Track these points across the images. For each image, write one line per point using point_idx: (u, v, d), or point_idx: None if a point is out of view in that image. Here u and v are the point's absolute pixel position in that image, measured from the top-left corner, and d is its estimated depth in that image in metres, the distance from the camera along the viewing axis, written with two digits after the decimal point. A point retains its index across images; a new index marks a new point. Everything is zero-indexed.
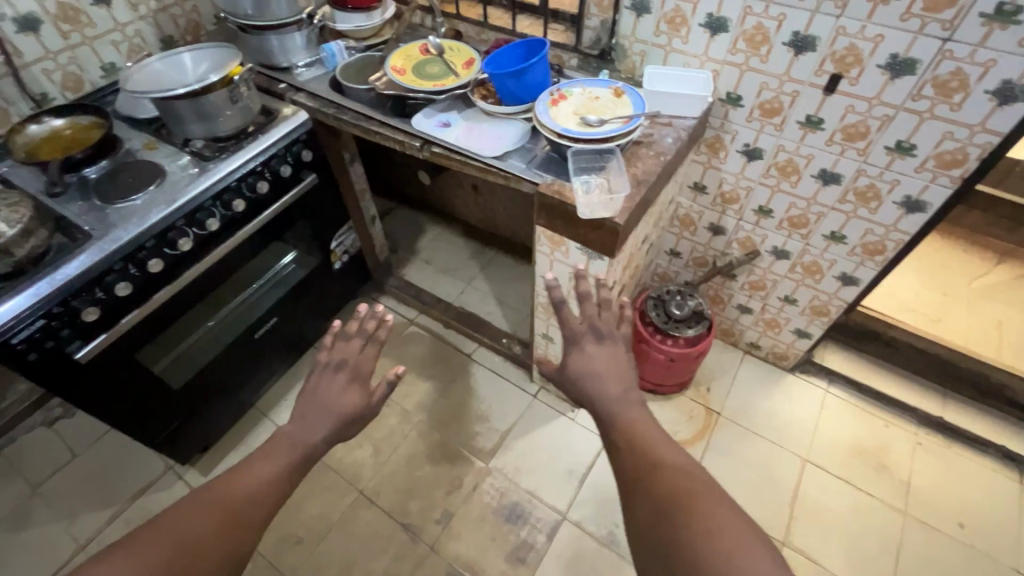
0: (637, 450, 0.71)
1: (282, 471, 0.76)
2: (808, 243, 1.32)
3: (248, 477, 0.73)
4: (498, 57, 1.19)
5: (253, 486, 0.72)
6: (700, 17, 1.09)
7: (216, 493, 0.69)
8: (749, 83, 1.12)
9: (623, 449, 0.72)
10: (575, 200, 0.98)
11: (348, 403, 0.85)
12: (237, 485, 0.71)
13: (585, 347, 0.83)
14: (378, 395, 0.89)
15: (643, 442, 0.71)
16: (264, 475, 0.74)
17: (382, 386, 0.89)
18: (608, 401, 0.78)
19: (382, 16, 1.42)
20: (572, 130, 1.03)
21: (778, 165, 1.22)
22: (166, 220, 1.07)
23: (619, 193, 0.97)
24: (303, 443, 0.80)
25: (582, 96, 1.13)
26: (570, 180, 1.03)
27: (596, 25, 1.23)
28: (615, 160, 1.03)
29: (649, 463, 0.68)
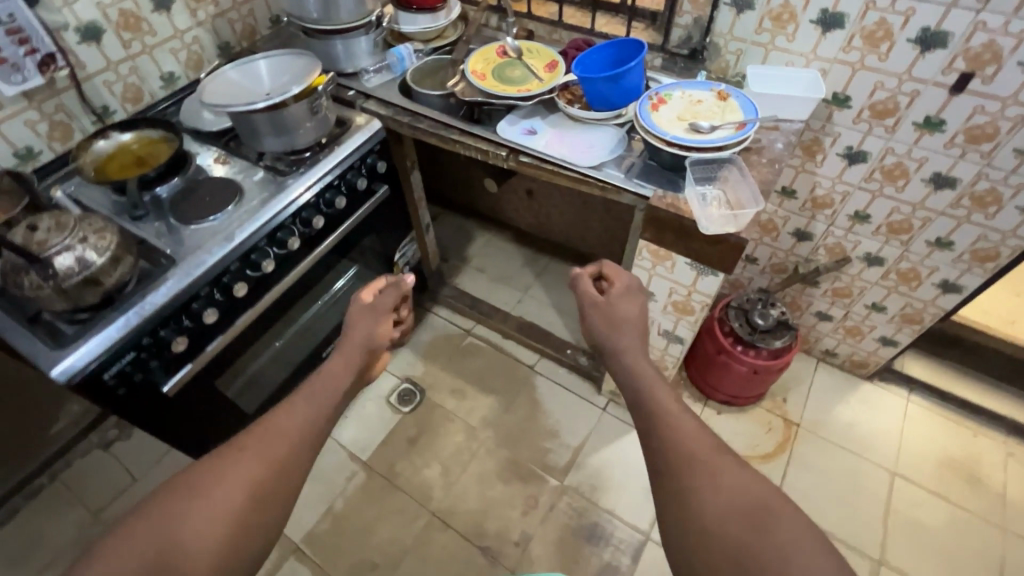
0: (687, 456, 0.64)
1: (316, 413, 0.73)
2: (907, 250, 1.25)
3: (285, 426, 0.70)
4: (587, 59, 1.13)
5: (289, 431, 0.69)
6: (813, 13, 1.01)
7: (254, 448, 0.66)
8: (861, 82, 1.05)
9: (669, 456, 0.65)
10: (693, 213, 0.92)
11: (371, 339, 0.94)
12: (273, 436, 0.68)
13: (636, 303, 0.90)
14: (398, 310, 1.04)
15: (701, 439, 0.65)
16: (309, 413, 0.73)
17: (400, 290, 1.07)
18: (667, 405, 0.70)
19: (448, 18, 1.35)
20: (683, 138, 0.97)
21: (884, 168, 1.15)
22: (249, 240, 1.01)
23: (746, 211, 0.90)
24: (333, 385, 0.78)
25: (682, 100, 1.06)
26: (683, 191, 0.96)
27: (688, 23, 1.16)
28: (730, 174, 0.97)
29: (702, 467, 0.62)
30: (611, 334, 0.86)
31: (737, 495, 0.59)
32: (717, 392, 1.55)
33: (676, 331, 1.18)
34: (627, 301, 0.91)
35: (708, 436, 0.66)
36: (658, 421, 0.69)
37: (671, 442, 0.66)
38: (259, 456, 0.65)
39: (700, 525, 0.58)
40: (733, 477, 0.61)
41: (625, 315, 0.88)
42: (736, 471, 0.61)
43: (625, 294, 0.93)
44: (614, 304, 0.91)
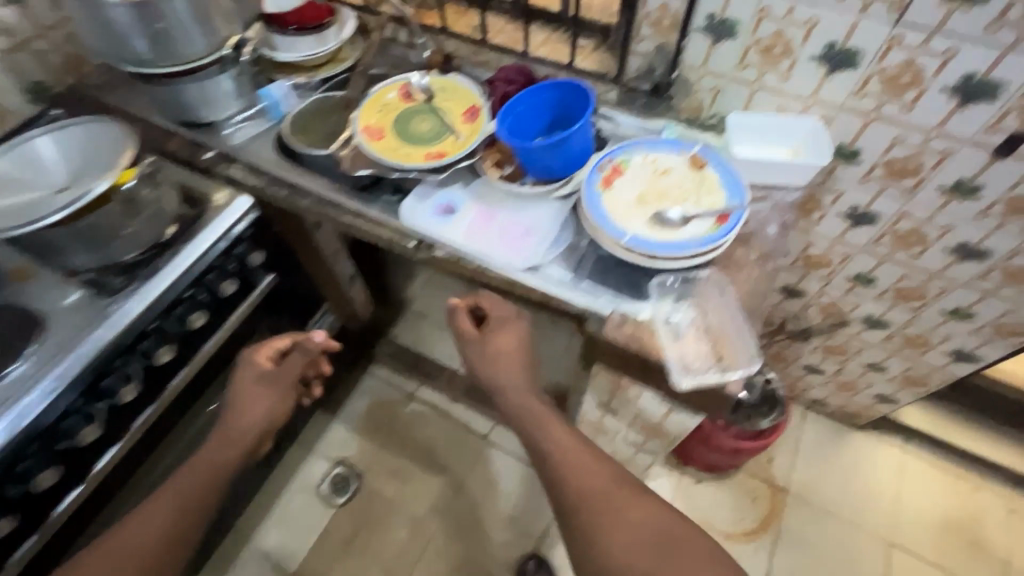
0: (588, 500, 0.66)
1: (198, 489, 0.74)
2: (917, 316, 1.04)
3: (164, 508, 0.71)
4: (518, 107, 0.84)
5: (166, 513, 0.70)
6: (816, 47, 0.74)
7: (129, 537, 0.68)
8: (875, 136, 0.80)
9: (569, 496, 0.67)
10: (667, 362, 0.68)
11: (269, 411, 0.84)
12: (151, 522, 0.69)
13: (513, 336, 0.78)
14: (280, 379, 0.86)
15: (595, 476, 0.68)
16: (188, 492, 0.73)
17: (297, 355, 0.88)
18: (561, 450, 0.71)
19: (339, 37, 1.03)
20: (646, 241, 0.71)
21: (896, 233, 0.92)
22: (51, 407, 0.72)
23: (733, 370, 0.67)
24: (216, 460, 0.78)
25: (644, 168, 0.79)
26: (651, 318, 0.71)
27: (648, 50, 0.87)
28: (711, 294, 0.72)
29: (603, 510, 0.65)
30: (492, 374, 0.77)
31: (635, 529, 0.64)
32: (694, 461, 1.35)
33: (647, 444, 0.96)
34: (503, 336, 0.77)
35: (604, 473, 0.69)
36: (558, 468, 0.70)
37: (569, 483, 0.68)
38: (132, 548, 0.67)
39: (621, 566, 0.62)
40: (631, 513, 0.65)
41: (499, 353, 0.78)
42: (629, 505, 0.66)
43: (501, 324, 0.79)
44: (491, 341, 0.78)
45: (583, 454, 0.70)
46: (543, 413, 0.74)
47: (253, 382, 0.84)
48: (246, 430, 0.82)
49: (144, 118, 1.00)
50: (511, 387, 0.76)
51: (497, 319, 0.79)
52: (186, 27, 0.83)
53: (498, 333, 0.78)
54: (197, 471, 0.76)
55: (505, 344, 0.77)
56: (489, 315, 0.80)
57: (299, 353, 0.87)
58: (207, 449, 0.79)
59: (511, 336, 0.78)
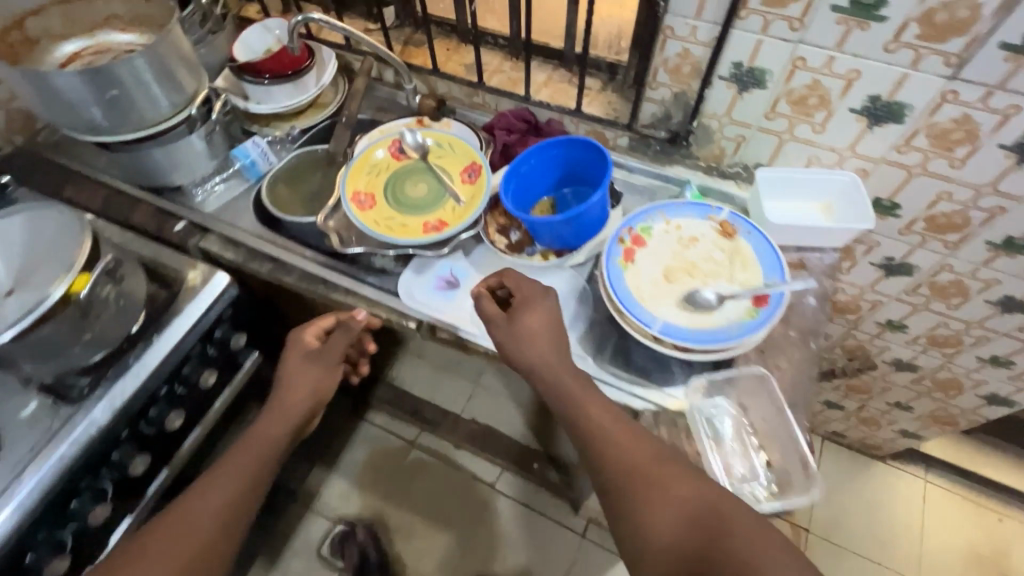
0: (629, 475, 0.57)
1: (257, 469, 0.69)
2: (950, 362, 0.98)
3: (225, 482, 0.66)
4: (522, 170, 0.76)
5: (224, 493, 0.65)
6: (856, 100, 0.67)
7: (185, 517, 0.62)
8: (918, 190, 0.73)
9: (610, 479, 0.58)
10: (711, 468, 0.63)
11: (318, 384, 0.77)
12: (212, 497, 0.64)
13: (546, 315, 0.67)
14: (328, 352, 0.78)
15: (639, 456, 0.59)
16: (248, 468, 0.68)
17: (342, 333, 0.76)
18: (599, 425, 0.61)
19: (320, 82, 0.94)
20: (679, 330, 0.63)
21: (934, 284, 0.85)
22: (11, 546, 0.63)
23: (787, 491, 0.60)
24: (272, 436, 0.72)
25: (667, 237, 0.71)
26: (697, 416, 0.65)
27: (665, 97, 0.79)
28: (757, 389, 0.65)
29: (646, 487, 0.57)
30: (525, 351, 0.65)
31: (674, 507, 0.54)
32: None
33: None
34: (535, 317, 0.66)
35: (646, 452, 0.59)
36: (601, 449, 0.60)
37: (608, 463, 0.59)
38: (187, 529, 0.61)
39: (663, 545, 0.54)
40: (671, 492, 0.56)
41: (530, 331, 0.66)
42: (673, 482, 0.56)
43: (531, 302, 0.67)
44: (521, 323, 0.66)
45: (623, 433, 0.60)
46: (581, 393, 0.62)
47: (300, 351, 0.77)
48: (302, 405, 0.75)
49: (102, 183, 0.89)
50: (547, 362, 0.64)
51: (525, 299, 0.68)
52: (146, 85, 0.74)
53: (528, 312, 0.66)
54: (257, 444, 0.71)
55: (540, 325, 0.66)
56: (518, 295, 0.69)
57: (343, 333, 0.76)
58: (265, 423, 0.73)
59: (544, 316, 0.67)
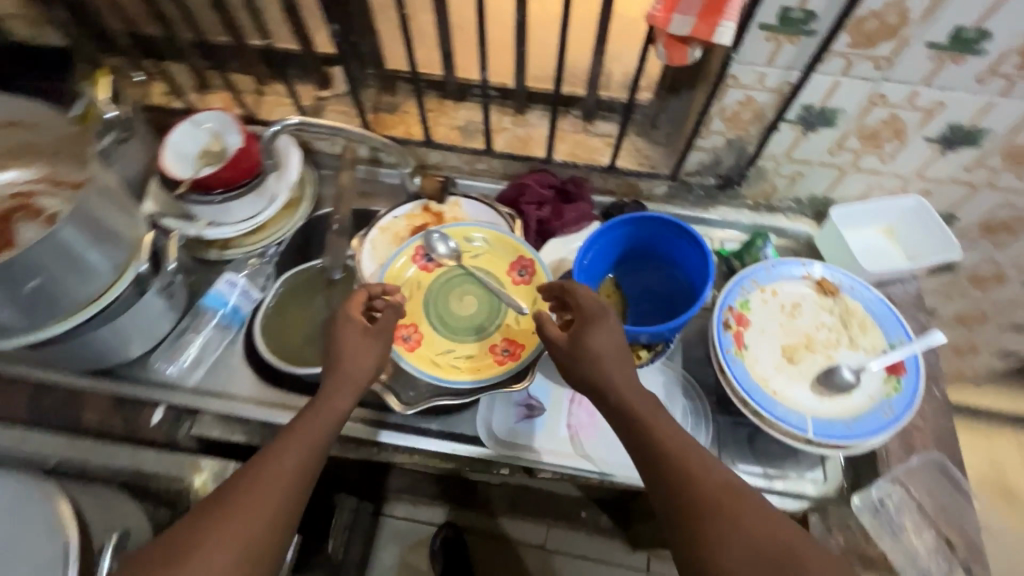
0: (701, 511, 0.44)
1: (314, 461, 0.50)
2: (973, 334, 1.02)
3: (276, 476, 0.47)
4: (589, 260, 0.66)
5: (275, 494, 0.46)
6: (935, 129, 0.62)
7: (223, 525, 0.44)
8: (980, 202, 0.71)
9: (675, 517, 0.45)
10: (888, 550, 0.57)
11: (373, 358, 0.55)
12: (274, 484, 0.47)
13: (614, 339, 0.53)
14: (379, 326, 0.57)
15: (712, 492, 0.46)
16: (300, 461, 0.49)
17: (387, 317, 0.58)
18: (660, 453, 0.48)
19: (287, 181, 0.74)
20: (832, 426, 0.57)
21: (975, 276, 0.86)
22: None
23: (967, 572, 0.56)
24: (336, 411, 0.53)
25: (767, 305, 0.64)
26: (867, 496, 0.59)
27: (716, 144, 0.71)
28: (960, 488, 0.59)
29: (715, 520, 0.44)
30: (591, 369, 0.52)
31: (761, 546, 0.42)
32: None
33: None
34: (600, 338, 0.53)
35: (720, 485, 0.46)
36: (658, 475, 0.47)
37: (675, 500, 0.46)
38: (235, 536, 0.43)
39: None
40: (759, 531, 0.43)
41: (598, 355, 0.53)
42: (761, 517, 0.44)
43: (597, 321, 0.54)
44: (586, 343, 0.53)
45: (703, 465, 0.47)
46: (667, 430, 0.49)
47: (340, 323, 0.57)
48: (367, 376, 0.55)
49: (26, 376, 0.66)
50: (622, 388, 0.51)
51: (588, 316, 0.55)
52: (68, 246, 0.52)
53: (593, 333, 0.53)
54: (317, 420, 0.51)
55: (608, 346, 0.53)
56: (580, 312, 0.56)
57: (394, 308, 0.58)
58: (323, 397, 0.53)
59: (616, 336, 0.54)
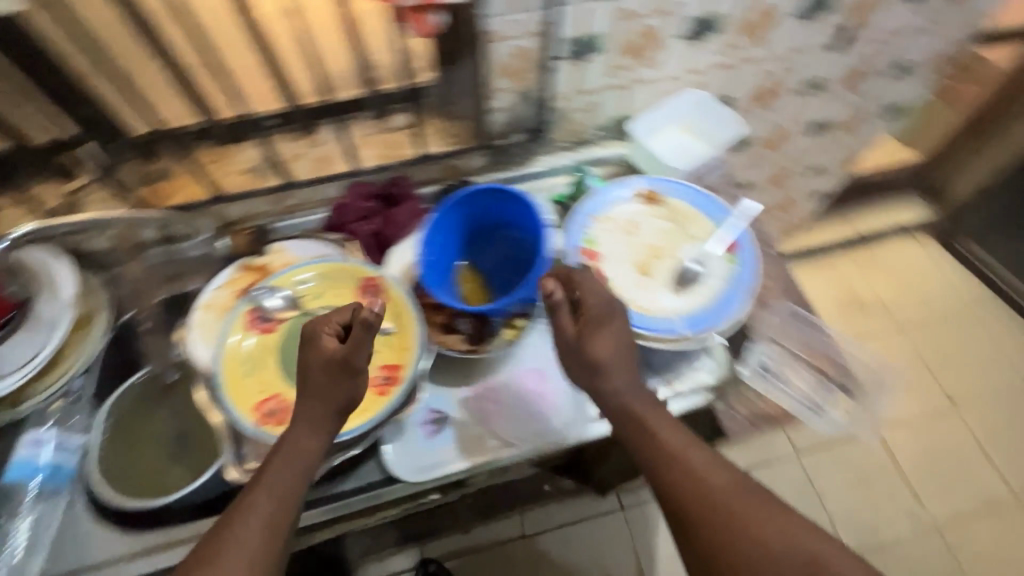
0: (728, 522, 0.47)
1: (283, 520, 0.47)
2: (787, 188, 1.15)
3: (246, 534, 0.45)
4: (432, 254, 0.64)
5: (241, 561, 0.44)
6: (682, 26, 0.68)
7: None
8: (743, 77, 0.79)
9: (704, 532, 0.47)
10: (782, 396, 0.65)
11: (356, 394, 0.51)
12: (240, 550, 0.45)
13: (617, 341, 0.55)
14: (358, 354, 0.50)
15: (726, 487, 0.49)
16: (272, 513, 0.46)
17: (357, 333, 0.50)
18: (678, 446, 0.51)
19: (62, 300, 0.61)
20: (699, 317, 0.61)
21: (767, 140, 0.96)
22: None
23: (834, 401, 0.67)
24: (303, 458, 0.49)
25: (611, 233, 0.67)
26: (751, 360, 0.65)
27: (510, 101, 0.71)
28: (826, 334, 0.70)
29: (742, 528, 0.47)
30: (596, 374, 0.54)
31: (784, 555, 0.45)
32: None
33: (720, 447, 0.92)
34: (603, 347, 0.54)
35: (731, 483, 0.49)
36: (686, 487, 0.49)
37: (703, 504, 0.48)
38: None
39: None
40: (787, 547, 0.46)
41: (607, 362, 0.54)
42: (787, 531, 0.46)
43: (604, 324, 0.55)
44: (590, 349, 0.54)
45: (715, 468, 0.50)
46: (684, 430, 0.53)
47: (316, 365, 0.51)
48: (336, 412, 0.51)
49: None
50: (627, 395, 0.54)
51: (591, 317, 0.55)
52: None
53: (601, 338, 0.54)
54: (290, 464, 0.49)
55: (609, 353, 0.54)
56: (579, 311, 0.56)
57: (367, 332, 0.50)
58: (287, 440, 0.49)
59: (618, 341, 0.55)
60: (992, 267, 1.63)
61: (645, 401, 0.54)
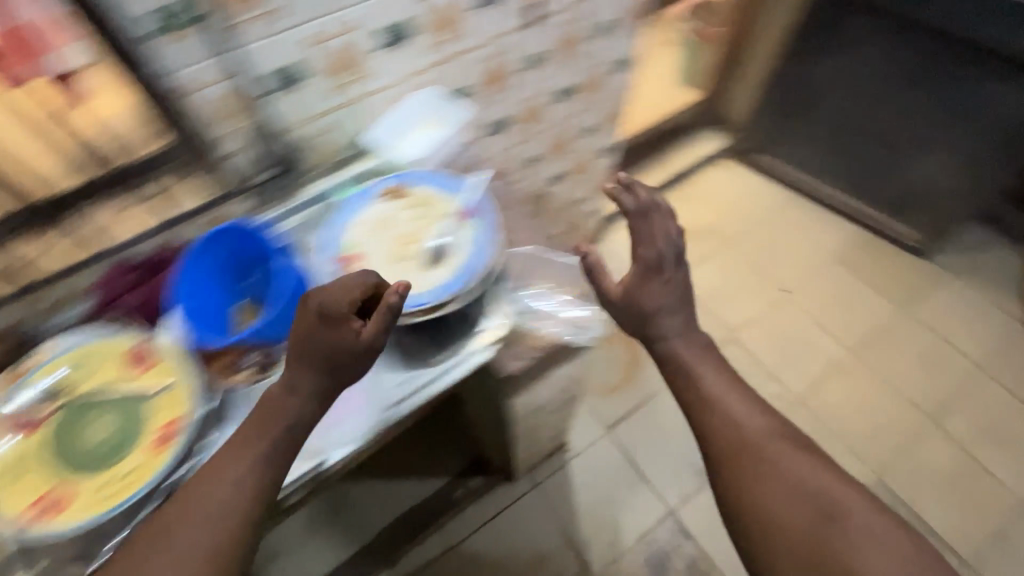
0: (742, 454, 0.62)
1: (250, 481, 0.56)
2: (572, 151, 1.27)
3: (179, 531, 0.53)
4: (191, 304, 0.66)
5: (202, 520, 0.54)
6: (375, 38, 0.74)
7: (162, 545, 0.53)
8: (464, 67, 0.88)
9: (725, 458, 0.63)
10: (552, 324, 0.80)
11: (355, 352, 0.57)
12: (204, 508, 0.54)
13: (665, 296, 0.66)
14: (379, 328, 0.56)
15: (743, 433, 0.63)
16: (205, 516, 0.54)
17: (376, 319, 0.56)
18: (711, 395, 0.65)
19: None
20: (456, 278, 0.66)
21: (524, 114, 1.07)
22: None
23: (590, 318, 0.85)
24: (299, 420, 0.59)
25: (367, 234, 0.72)
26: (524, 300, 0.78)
27: (242, 141, 0.74)
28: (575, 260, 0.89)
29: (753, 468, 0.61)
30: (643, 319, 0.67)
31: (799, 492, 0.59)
32: None
33: None
34: (649, 294, 0.66)
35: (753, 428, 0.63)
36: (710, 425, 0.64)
37: (723, 435, 0.63)
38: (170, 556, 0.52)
39: (762, 511, 0.60)
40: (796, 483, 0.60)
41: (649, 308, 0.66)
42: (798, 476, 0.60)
43: (648, 277, 0.66)
44: (637, 300, 0.66)
45: (748, 414, 0.64)
46: (715, 375, 0.66)
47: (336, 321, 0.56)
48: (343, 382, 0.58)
49: None
50: (670, 342, 0.67)
51: (649, 264, 0.66)
52: None
53: (645, 289, 0.66)
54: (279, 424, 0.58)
55: (656, 301, 0.66)
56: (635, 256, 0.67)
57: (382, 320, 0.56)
58: None
59: (664, 289, 0.67)
60: (785, 172, 1.86)
61: (690, 346, 0.68)
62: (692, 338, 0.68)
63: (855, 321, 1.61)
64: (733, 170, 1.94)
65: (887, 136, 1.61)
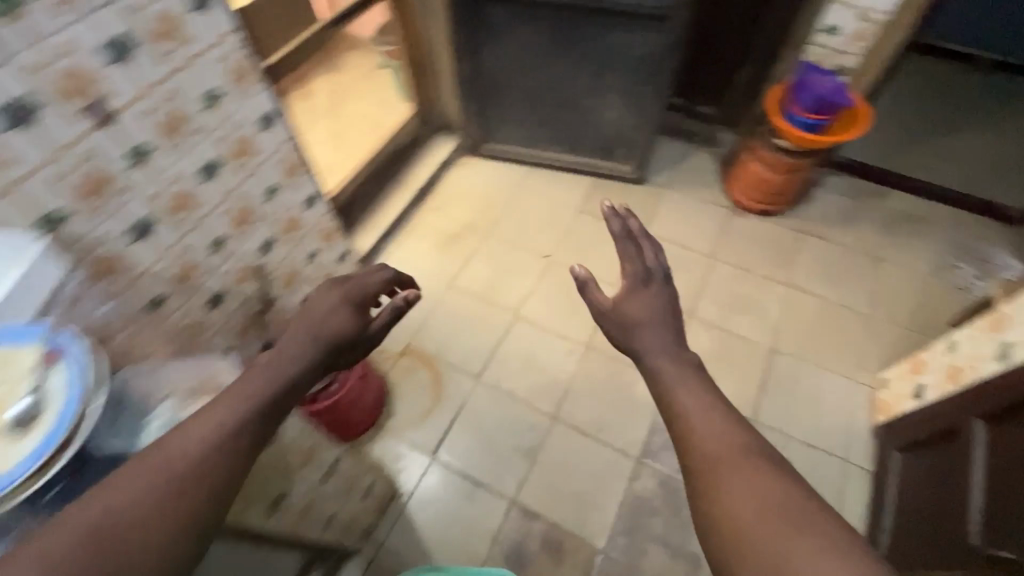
0: (711, 462, 0.69)
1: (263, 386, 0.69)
2: (270, 216, 1.24)
3: (160, 475, 0.56)
4: None
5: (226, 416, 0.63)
6: None
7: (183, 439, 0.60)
8: (36, 195, 0.80)
9: (696, 466, 0.71)
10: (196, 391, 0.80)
11: (338, 324, 0.84)
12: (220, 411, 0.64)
13: (644, 308, 0.90)
14: (377, 321, 0.93)
15: (723, 446, 0.71)
16: (185, 451, 0.58)
17: (387, 311, 1.03)
18: (691, 412, 0.76)
19: None
20: (47, 437, 0.61)
21: (173, 206, 1.00)
22: None
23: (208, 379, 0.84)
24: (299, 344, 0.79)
25: None
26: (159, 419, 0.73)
27: None
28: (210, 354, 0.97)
29: (724, 475, 0.68)
30: (631, 326, 0.89)
31: (767, 495, 0.64)
32: (368, 417, 1.44)
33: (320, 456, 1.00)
34: (635, 303, 0.91)
35: (729, 444, 0.71)
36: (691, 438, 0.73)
37: (697, 447, 0.72)
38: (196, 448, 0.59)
39: (729, 521, 0.64)
40: (764, 487, 0.65)
41: (634, 318, 0.89)
42: (768, 480, 0.66)
43: (637, 293, 0.92)
44: (626, 310, 0.90)
45: (724, 432, 0.72)
46: (691, 395, 0.78)
47: (333, 303, 0.86)
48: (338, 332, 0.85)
49: None
50: (655, 347, 0.86)
51: (639, 277, 0.93)
52: None
53: (631, 304, 0.90)
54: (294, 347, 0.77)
55: (639, 312, 0.89)
56: (624, 274, 0.93)
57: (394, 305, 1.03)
58: None
59: (651, 302, 0.92)
60: (512, 151, 2.02)
61: (666, 351, 0.86)
62: (674, 358, 0.84)
63: (609, 259, 1.82)
64: (472, 166, 2.06)
65: (568, 98, 1.80)
